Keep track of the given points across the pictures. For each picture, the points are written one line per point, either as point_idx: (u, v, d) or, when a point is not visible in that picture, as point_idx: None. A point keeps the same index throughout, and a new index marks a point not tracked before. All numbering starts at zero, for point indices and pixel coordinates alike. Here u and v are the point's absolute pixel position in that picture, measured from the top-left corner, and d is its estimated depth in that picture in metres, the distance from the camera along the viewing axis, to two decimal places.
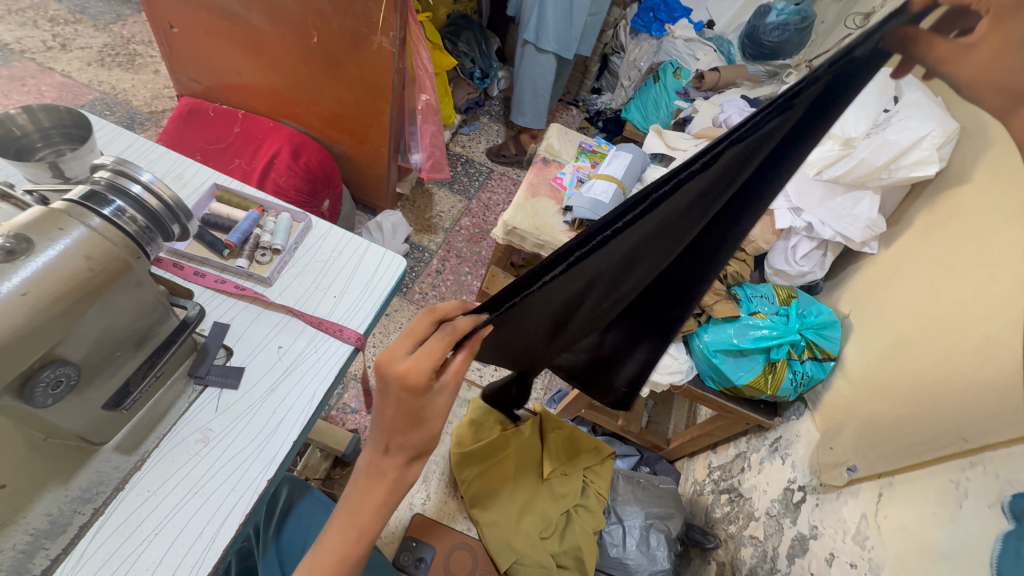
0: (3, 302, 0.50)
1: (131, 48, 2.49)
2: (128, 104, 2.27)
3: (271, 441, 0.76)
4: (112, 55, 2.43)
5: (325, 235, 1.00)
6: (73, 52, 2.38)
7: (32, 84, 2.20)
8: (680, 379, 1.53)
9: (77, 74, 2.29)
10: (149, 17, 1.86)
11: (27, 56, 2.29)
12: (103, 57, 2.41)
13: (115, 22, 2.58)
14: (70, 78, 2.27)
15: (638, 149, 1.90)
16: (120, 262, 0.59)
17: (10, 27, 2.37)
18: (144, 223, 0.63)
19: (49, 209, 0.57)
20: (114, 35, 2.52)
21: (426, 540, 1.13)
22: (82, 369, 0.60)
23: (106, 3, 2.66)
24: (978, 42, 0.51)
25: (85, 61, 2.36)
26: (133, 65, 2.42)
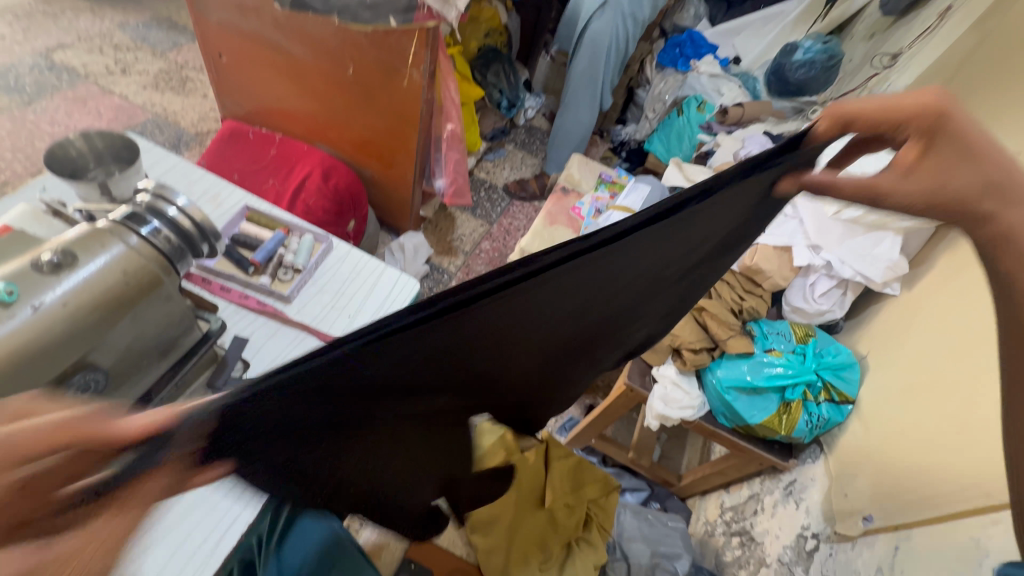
0: (46, 311, 0.56)
1: (183, 73, 2.68)
2: (177, 125, 2.44)
3: None
4: (166, 80, 2.62)
5: (344, 256, 1.05)
6: (132, 76, 2.57)
7: (93, 105, 2.38)
8: (691, 415, 1.50)
9: (133, 97, 2.48)
10: (202, 51, 2.01)
11: (91, 79, 2.48)
12: (158, 81, 2.60)
13: (172, 49, 2.79)
14: (127, 100, 2.45)
15: (657, 182, 1.92)
16: (152, 276, 0.64)
17: (79, 53, 2.58)
18: (178, 240, 0.68)
19: (94, 227, 0.63)
20: (170, 61, 2.72)
21: (425, 563, 1.13)
22: (109, 377, 0.65)
23: (166, 32, 2.87)
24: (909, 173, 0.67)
25: (142, 85, 2.55)
26: (184, 89, 2.60)
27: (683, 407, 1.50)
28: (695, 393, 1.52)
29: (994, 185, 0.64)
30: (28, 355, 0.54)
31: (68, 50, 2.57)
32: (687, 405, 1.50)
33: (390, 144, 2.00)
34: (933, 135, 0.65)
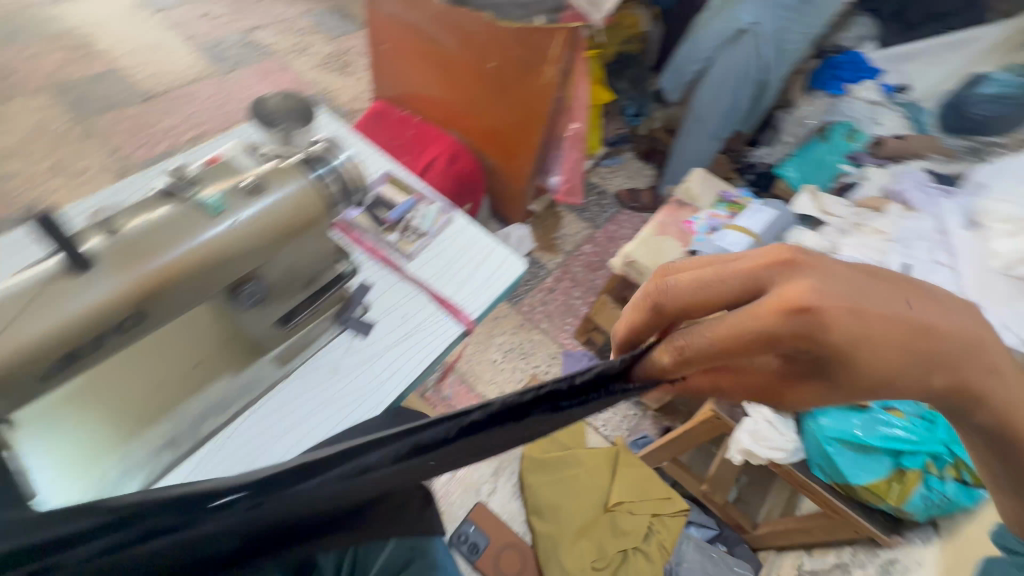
0: (236, 226, 0.67)
1: (348, 57, 3.03)
2: (335, 101, 2.77)
3: (380, 389, 0.90)
4: (333, 61, 2.99)
5: (462, 229, 1.13)
6: (308, 56, 2.97)
7: (275, 78, 2.80)
8: (781, 458, 1.37)
9: (306, 74, 2.86)
10: (372, 40, 2.27)
11: (276, 56, 2.91)
12: (327, 62, 2.98)
13: (342, 35, 3.17)
14: (301, 76, 2.84)
15: (785, 207, 1.78)
16: (312, 213, 0.75)
17: (271, 34, 3.04)
18: (339, 188, 0.78)
19: (279, 165, 0.74)
20: (339, 46, 3.10)
21: (484, 528, 1.17)
22: (266, 290, 0.77)
23: (340, 21, 3.27)
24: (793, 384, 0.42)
25: (314, 64, 2.94)
26: (346, 71, 2.94)
27: (773, 448, 1.38)
28: (791, 435, 1.38)
29: (919, 357, 0.38)
30: (226, 260, 0.67)
31: (264, 30, 3.04)
32: (778, 447, 1.37)
33: (515, 136, 2.08)
34: (813, 354, 0.39)
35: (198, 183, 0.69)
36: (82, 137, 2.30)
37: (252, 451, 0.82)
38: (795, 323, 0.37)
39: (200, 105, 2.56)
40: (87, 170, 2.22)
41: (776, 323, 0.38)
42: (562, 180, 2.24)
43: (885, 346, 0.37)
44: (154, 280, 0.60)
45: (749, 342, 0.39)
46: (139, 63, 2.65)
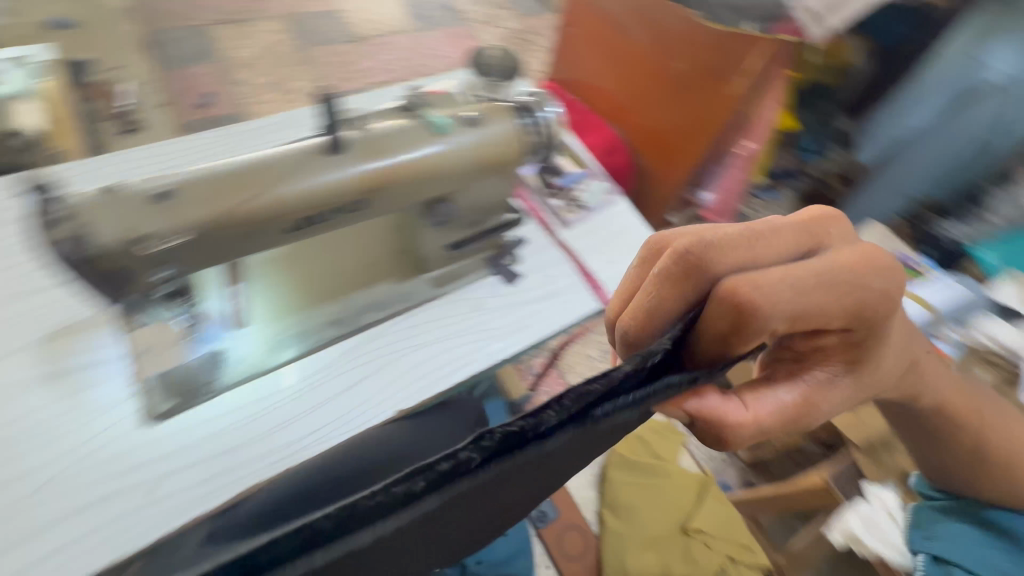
0: (451, 148, 0.74)
1: (531, 36, 3.14)
2: None
3: (513, 335, 0.95)
4: (516, 37, 3.12)
5: (621, 213, 1.14)
6: (496, 28, 3.13)
7: (462, 42, 3.00)
8: (895, 558, 1.13)
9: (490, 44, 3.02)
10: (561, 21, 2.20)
11: (468, 23, 3.11)
12: (511, 36, 3.11)
13: (531, 15, 3.29)
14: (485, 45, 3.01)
15: (980, 289, 1.53)
16: (511, 155, 0.81)
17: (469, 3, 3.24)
18: (542, 136, 0.82)
19: (497, 105, 0.80)
20: (525, 24, 3.22)
21: (556, 503, 1.18)
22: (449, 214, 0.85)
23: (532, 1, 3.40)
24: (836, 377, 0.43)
25: (499, 37, 3.09)
26: (526, 48, 3.06)
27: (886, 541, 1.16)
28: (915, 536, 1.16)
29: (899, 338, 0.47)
30: (439, 173, 0.74)
31: None
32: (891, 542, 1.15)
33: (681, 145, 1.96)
34: (873, 321, 0.41)
35: (428, 103, 0.77)
36: (299, 63, 2.64)
37: (394, 352, 0.91)
38: (881, 279, 0.39)
39: (395, 56, 2.82)
40: (296, 92, 2.55)
41: (873, 278, 0.39)
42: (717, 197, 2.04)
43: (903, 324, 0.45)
44: (387, 173, 0.69)
45: (844, 299, 0.39)
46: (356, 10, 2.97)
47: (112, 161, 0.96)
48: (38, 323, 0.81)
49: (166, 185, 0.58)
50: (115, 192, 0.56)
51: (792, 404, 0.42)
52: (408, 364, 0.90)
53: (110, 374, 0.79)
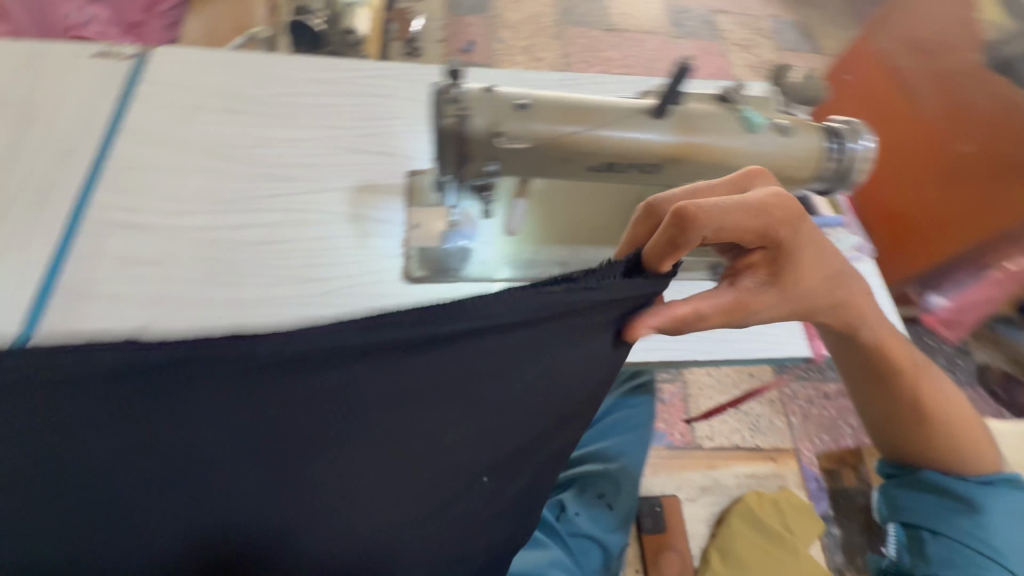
0: (755, 148, 0.76)
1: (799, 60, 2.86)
2: None
3: (716, 346, 0.94)
4: (781, 57, 2.87)
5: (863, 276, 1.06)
6: (762, 42, 2.91)
7: (721, 48, 2.85)
8: None
9: (749, 58, 2.84)
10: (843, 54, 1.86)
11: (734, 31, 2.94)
12: (775, 55, 2.88)
13: (807, 36, 2.98)
14: (743, 58, 2.83)
15: None
16: (803, 176, 0.80)
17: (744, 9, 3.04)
18: (839, 167, 0.80)
19: (807, 124, 0.80)
20: (797, 45, 2.94)
21: (666, 522, 1.16)
22: None
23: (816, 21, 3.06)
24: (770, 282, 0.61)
25: (762, 52, 2.87)
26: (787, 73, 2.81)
27: None
28: None
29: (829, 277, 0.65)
30: (732, 167, 0.76)
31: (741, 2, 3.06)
32: None
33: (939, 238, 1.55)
34: (780, 244, 0.58)
35: (744, 101, 0.79)
36: (552, 35, 2.70)
37: None
38: (782, 210, 0.56)
39: (641, 52, 2.74)
40: (540, 61, 2.60)
41: (775, 208, 0.55)
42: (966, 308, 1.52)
43: (823, 250, 0.62)
44: (690, 151, 0.74)
45: (752, 218, 0.54)
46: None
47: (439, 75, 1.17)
48: (354, 176, 1.00)
49: (524, 98, 0.70)
50: (492, 92, 0.69)
51: (729, 299, 0.60)
52: None
53: (391, 233, 0.95)
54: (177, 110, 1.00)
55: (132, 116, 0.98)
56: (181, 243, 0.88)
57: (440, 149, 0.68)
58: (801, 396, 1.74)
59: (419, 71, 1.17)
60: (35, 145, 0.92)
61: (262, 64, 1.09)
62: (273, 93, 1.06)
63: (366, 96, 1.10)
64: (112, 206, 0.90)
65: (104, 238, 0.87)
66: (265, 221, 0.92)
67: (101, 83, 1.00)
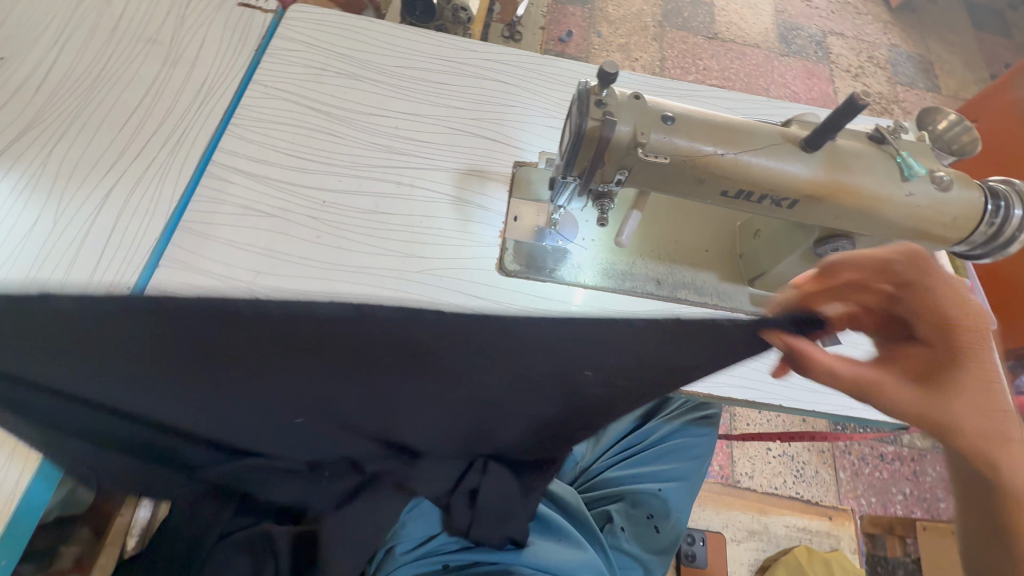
0: (906, 196, 0.70)
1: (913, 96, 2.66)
2: None
3: (806, 394, 0.89)
4: (894, 89, 2.67)
5: None
6: (875, 71, 2.72)
7: (829, 71, 2.68)
8: None
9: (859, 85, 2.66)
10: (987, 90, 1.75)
11: (846, 54, 2.75)
12: (887, 86, 2.68)
13: (927, 70, 2.76)
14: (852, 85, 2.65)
15: None
16: (950, 233, 0.74)
17: (861, 32, 2.84)
18: (994, 230, 0.73)
19: (967, 178, 0.73)
20: (913, 78, 2.73)
21: (708, 558, 1.12)
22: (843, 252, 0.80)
23: (939, 55, 2.82)
24: (922, 381, 0.57)
25: (873, 81, 2.68)
26: (897, 107, 2.61)
27: None
28: None
29: (985, 436, 0.54)
30: (876, 215, 0.72)
31: (858, 24, 2.86)
32: None
33: (1014, 297, 1.48)
34: (934, 326, 0.57)
35: (901, 144, 0.73)
36: (651, 35, 2.61)
37: None
38: (956, 306, 0.57)
39: (741, 66, 2.61)
40: (634, 62, 2.52)
41: (942, 295, 0.57)
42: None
43: (995, 399, 0.54)
44: (834, 191, 0.70)
45: (932, 295, 0.57)
46: (728, 5, 2.80)
47: (552, 67, 1.14)
48: (460, 158, 1.00)
49: (668, 110, 0.69)
50: (641, 100, 0.68)
51: (861, 374, 0.59)
52: None
53: (491, 221, 0.95)
54: (305, 69, 1.03)
55: (263, 69, 1.02)
56: (294, 199, 0.91)
57: (576, 150, 0.67)
58: (856, 453, 1.65)
59: (533, 59, 1.14)
60: (177, 85, 0.97)
61: (385, 33, 1.10)
62: (392, 63, 1.07)
63: (479, 78, 1.09)
64: (237, 153, 0.93)
65: (227, 184, 0.90)
66: (371, 190, 0.94)
67: (240, 33, 1.04)
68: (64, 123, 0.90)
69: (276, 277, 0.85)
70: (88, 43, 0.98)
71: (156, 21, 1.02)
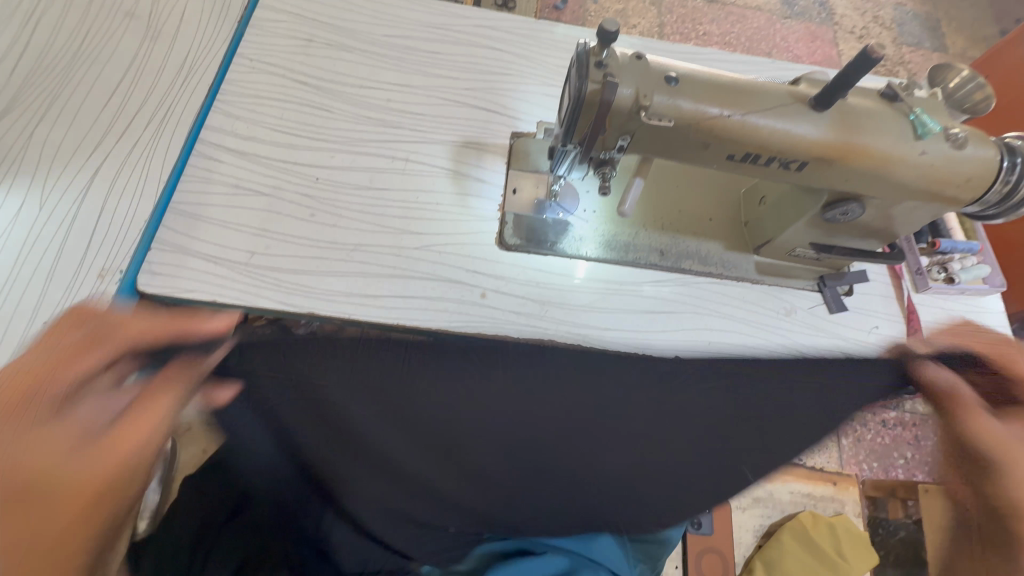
0: (920, 156, 0.68)
1: (919, 58, 2.59)
2: None
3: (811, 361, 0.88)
4: (899, 50, 2.60)
5: (986, 309, 0.96)
6: (882, 32, 2.64)
7: (833, 33, 2.60)
8: None
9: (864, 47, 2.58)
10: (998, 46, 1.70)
11: (851, 15, 2.66)
12: (892, 48, 2.61)
13: (934, 30, 2.67)
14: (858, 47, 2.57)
15: None
16: (964, 194, 0.71)
17: None
18: (1009, 189, 0.71)
19: (981, 136, 0.71)
20: (920, 38, 2.65)
21: (713, 527, 1.14)
22: (852, 217, 0.77)
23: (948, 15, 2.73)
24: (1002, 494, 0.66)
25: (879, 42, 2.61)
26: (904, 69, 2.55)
27: None
28: None
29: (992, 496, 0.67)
30: (888, 176, 0.69)
31: None
32: None
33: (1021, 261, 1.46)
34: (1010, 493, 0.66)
35: (914, 101, 0.70)
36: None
37: (694, 306, 0.90)
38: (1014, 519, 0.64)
39: (742, 30, 2.53)
40: (632, 28, 2.44)
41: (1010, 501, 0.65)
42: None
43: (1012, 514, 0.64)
44: (844, 152, 0.67)
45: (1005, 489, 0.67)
46: None
47: (548, 33, 1.09)
48: (455, 130, 0.97)
49: (672, 71, 0.66)
50: (643, 60, 0.65)
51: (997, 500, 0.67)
52: (697, 324, 0.89)
53: (489, 194, 0.93)
54: (290, 42, 0.99)
55: (247, 42, 0.98)
56: (286, 177, 0.88)
57: (576, 116, 0.65)
58: (858, 419, 1.66)
59: (528, 24, 1.10)
60: (159, 61, 0.93)
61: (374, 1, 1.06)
62: (381, 32, 1.03)
63: (473, 46, 1.05)
64: (224, 130, 0.90)
65: (217, 163, 0.87)
66: (366, 165, 0.92)
67: (221, 4, 1.00)
68: (43, 103, 0.86)
69: (269, 258, 0.83)
70: (63, 17, 0.94)
71: None
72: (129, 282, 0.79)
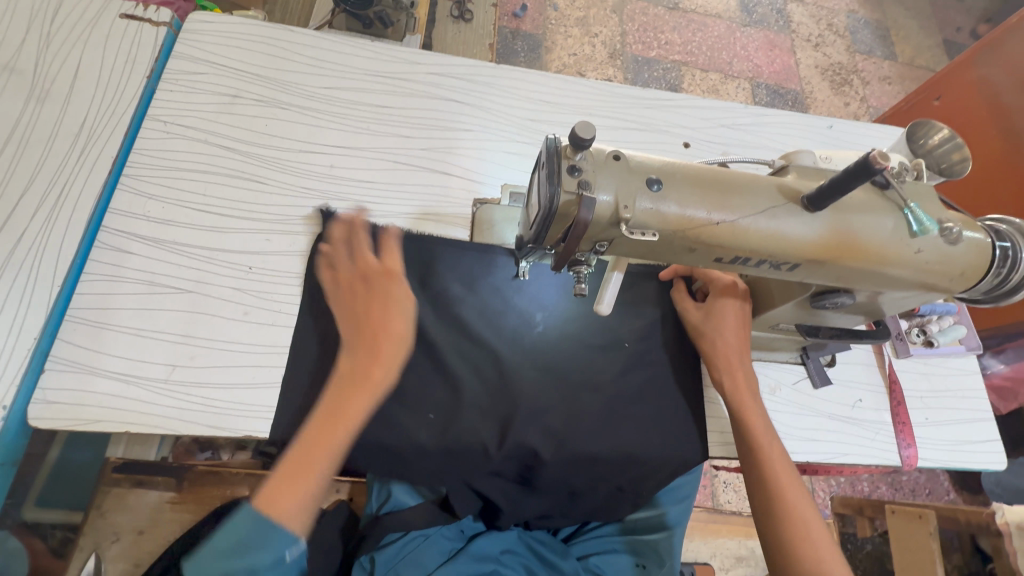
0: (915, 250, 0.63)
1: (874, 67, 2.63)
2: (826, 102, 2.48)
3: (794, 443, 0.84)
4: (854, 59, 2.63)
5: (964, 372, 0.95)
6: (838, 41, 2.65)
7: (791, 42, 2.60)
8: None
9: (821, 57, 2.59)
10: (904, 99, 1.65)
11: (808, 23, 2.66)
12: (848, 56, 2.63)
13: (886, 38, 2.72)
14: (815, 57, 2.58)
15: None
16: (960, 284, 0.67)
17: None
18: (1002, 278, 0.67)
19: (974, 223, 0.67)
20: (872, 45, 2.69)
21: None
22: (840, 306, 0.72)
23: (898, 22, 2.78)
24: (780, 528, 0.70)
25: (835, 52, 2.62)
26: (860, 79, 2.58)
27: None
28: None
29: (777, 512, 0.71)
30: (883, 272, 0.64)
31: None
32: None
33: None
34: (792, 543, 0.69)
35: (906, 189, 0.65)
36: (609, 8, 2.44)
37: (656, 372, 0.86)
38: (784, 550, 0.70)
39: (703, 39, 2.49)
40: (594, 38, 2.36)
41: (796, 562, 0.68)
42: (1012, 368, 1.36)
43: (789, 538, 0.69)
44: (839, 250, 0.62)
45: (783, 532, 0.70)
46: None
47: (510, 78, 0.99)
48: (410, 199, 0.87)
49: (654, 170, 0.58)
50: (622, 159, 0.57)
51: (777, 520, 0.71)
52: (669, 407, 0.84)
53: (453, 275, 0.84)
54: (212, 99, 0.85)
55: (160, 103, 0.84)
56: (211, 268, 0.76)
57: (547, 225, 0.56)
58: None
59: (487, 69, 0.99)
60: (47, 129, 0.78)
61: (312, 43, 0.93)
62: (320, 83, 0.90)
63: (427, 98, 0.94)
64: (135, 215, 0.77)
65: (126, 257, 0.74)
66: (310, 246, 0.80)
67: (124, 53, 0.84)
68: None
69: (195, 370, 0.71)
70: None
71: (12, 43, 0.82)
72: (16, 415, 0.66)
